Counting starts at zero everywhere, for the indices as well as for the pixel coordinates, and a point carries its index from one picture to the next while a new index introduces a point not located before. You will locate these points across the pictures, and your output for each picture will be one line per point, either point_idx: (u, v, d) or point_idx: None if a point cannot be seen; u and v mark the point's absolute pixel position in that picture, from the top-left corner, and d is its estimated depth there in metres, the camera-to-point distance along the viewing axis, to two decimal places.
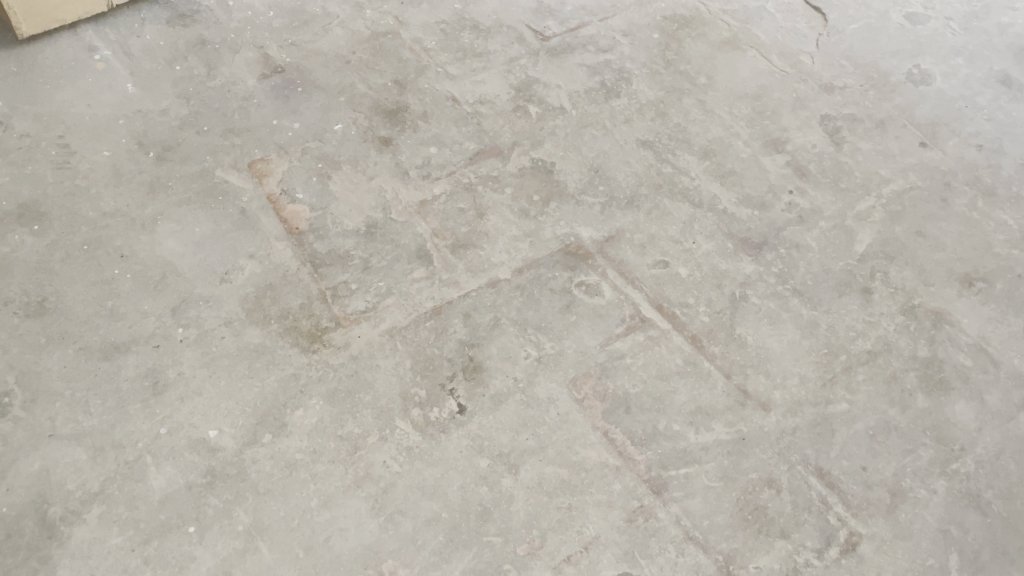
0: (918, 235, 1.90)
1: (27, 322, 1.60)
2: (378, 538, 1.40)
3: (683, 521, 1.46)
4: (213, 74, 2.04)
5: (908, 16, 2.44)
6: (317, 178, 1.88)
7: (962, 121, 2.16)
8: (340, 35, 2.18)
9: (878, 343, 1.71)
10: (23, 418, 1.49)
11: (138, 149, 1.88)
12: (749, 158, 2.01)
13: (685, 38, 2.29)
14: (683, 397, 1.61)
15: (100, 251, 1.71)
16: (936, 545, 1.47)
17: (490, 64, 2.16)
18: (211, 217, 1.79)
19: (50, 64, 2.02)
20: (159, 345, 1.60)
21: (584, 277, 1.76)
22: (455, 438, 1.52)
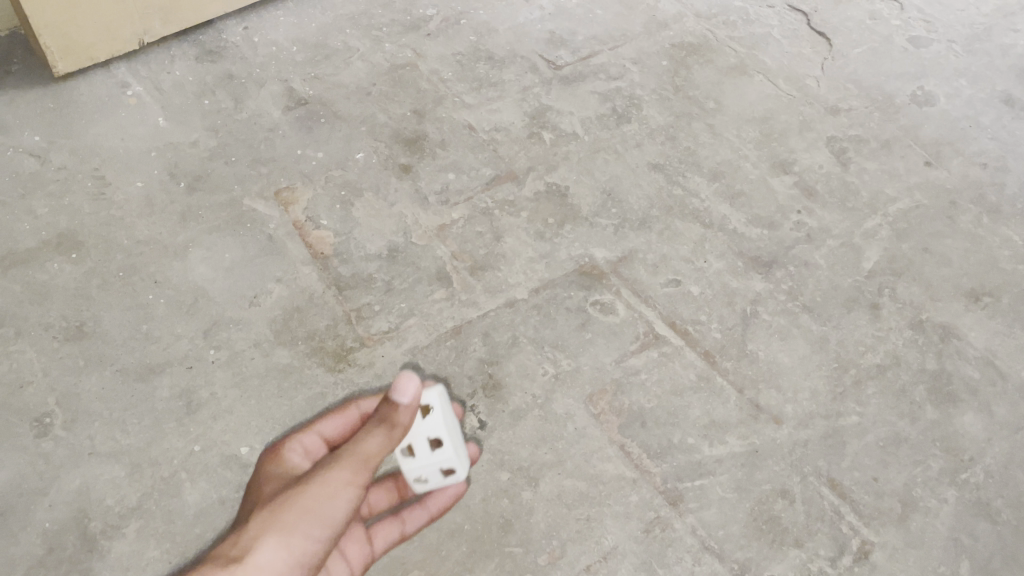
0: (925, 251, 1.95)
1: (67, 345, 1.68)
2: (404, 549, 1.46)
3: (699, 531, 1.51)
4: (240, 107, 2.13)
5: (912, 40, 2.50)
6: (341, 205, 1.95)
7: (966, 141, 2.22)
8: (361, 68, 2.27)
9: (887, 357, 1.76)
10: (64, 437, 1.56)
11: (170, 179, 1.97)
12: (758, 179, 2.07)
13: (694, 65, 2.36)
14: (696, 411, 1.66)
15: (135, 278, 1.79)
16: (947, 552, 1.51)
17: (504, 93, 2.24)
18: (239, 243, 1.87)
19: (85, 101, 2.12)
20: (192, 366, 1.67)
21: (599, 296, 1.82)
22: (476, 453, 1.58)
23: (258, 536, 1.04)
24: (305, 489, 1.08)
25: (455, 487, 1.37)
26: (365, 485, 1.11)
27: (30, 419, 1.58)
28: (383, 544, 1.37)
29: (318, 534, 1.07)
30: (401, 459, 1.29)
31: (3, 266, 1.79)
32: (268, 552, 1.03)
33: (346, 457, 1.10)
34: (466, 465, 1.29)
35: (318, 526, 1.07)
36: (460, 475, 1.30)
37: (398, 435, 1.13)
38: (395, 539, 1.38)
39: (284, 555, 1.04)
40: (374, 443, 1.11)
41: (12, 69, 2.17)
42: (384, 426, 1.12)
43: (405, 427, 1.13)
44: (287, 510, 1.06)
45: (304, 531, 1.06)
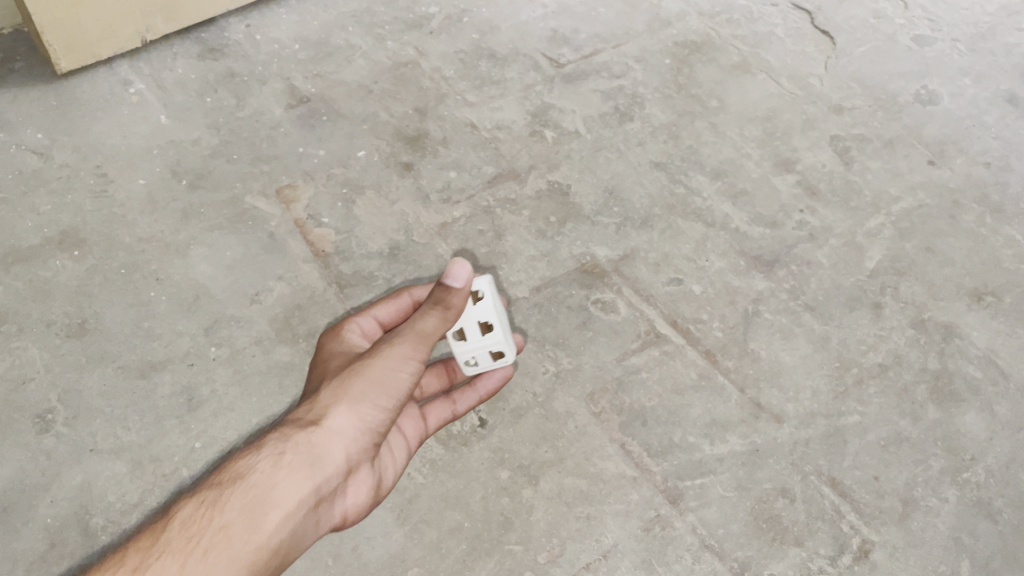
0: (927, 250, 1.95)
1: (69, 342, 1.68)
2: (404, 546, 1.46)
3: (699, 530, 1.51)
4: (242, 105, 2.13)
5: (916, 39, 2.49)
6: (342, 203, 1.95)
7: (970, 140, 2.21)
8: (363, 66, 2.27)
9: (889, 357, 1.75)
10: (65, 433, 1.57)
11: (172, 177, 1.97)
12: (760, 178, 2.07)
13: (697, 63, 2.36)
14: (697, 410, 1.65)
15: (137, 275, 1.79)
16: (948, 552, 1.50)
17: (507, 92, 2.23)
18: (241, 241, 1.87)
19: (87, 98, 2.12)
20: (193, 363, 1.67)
21: (600, 295, 1.82)
22: (476, 451, 1.58)
23: (329, 404, 1.13)
24: (366, 364, 1.16)
25: (502, 371, 1.46)
26: (423, 362, 1.18)
27: (32, 415, 1.58)
28: (438, 420, 1.46)
29: (383, 403, 1.16)
30: (451, 341, 1.33)
31: (5, 263, 1.79)
32: (339, 417, 1.13)
33: (404, 337, 1.16)
34: (513, 349, 1.32)
35: (382, 396, 1.15)
36: (507, 359, 1.34)
37: (452, 316, 1.18)
38: (448, 417, 1.47)
39: (354, 420, 1.14)
40: (429, 323, 1.16)
41: (15, 67, 2.18)
42: (439, 307, 1.17)
43: (459, 309, 1.18)
44: (353, 381, 1.15)
45: (371, 400, 1.14)
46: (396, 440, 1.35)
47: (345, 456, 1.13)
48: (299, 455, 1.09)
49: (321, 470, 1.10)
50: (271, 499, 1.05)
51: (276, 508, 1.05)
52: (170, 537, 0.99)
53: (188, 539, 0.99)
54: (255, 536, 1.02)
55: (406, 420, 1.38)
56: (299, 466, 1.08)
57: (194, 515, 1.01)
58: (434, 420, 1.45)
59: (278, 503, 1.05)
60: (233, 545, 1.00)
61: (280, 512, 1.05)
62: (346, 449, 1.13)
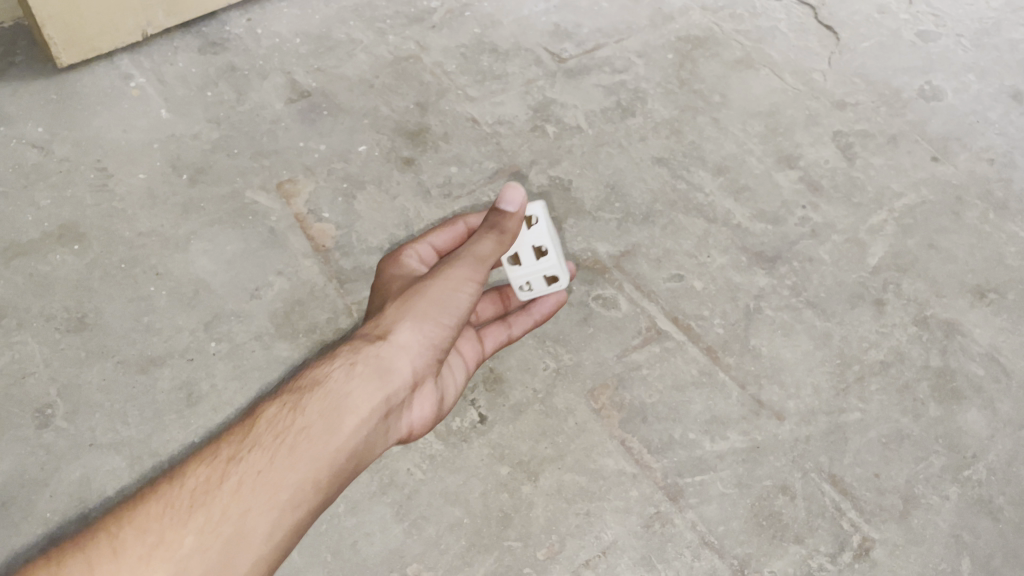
0: (930, 247, 1.94)
1: (68, 337, 1.68)
2: (403, 542, 1.46)
3: (699, 527, 1.51)
4: (243, 99, 2.13)
5: (920, 34, 2.48)
6: (343, 198, 1.95)
7: (973, 136, 2.20)
8: (364, 60, 2.26)
9: (891, 354, 1.75)
10: (65, 428, 1.56)
11: (172, 171, 1.96)
12: (762, 174, 2.06)
13: (699, 58, 2.35)
14: (698, 407, 1.65)
15: (137, 270, 1.79)
16: (948, 550, 1.50)
17: (508, 86, 2.22)
18: (241, 236, 1.86)
19: (88, 92, 2.12)
20: (193, 358, 1.67)
21: (601, 291, 1.81)
22: (476, 447, 1.57)
23: (394, 323, 1.35)
24: (428, 286, 1.38)
25: (554, 297, 1.67)
26: (479, 283, 1.40)
27: (31, 410, 1.58)
28: (494, 345, 1.64)
29: (443, 322, 1.37)
30: (509, 268, 1.53)
31: (5, 257, 1.79)
32: (404, 334, 1.34)
33: (462, 260, 1.38)
34: (566, 274, 1.52)
35: (443, 314, 1.37)
36: (562, 283, 1.54)
37: (507, 240, 1.39)
38: (504, 340, 1.65)
39: (417, 337, 1.35)
40: (486, 247, 1.38)
41: (16, 61, 2.17)
42: (494, 233, 1.38)
43: (513, 235, 1.40)
44: (415, 303, 1.36)
45: (432, 318, 1.36)
46: (455, 360, 1.55)
47: (410, 370, 1.34)
48: (369, 367, 1.30)
49: (389, 381, 1.31)
50: (346, 403, 1.26)
51: (350, 413, 1.25)
52: (258, 432, 1.20)
53: (275, 436, 1.19)
54: (333, 435, 1.22)
55: (464, 342, 1.57)
56: (370, 376, 1.29)
57: (280, 415, 1.22)
58: (490, 345, 1.63)
59: (353, 409, 1.26)
60: (315, 441, 1.20)
61: (354, 416, 1.26)
62: (410, 366, 1.34)
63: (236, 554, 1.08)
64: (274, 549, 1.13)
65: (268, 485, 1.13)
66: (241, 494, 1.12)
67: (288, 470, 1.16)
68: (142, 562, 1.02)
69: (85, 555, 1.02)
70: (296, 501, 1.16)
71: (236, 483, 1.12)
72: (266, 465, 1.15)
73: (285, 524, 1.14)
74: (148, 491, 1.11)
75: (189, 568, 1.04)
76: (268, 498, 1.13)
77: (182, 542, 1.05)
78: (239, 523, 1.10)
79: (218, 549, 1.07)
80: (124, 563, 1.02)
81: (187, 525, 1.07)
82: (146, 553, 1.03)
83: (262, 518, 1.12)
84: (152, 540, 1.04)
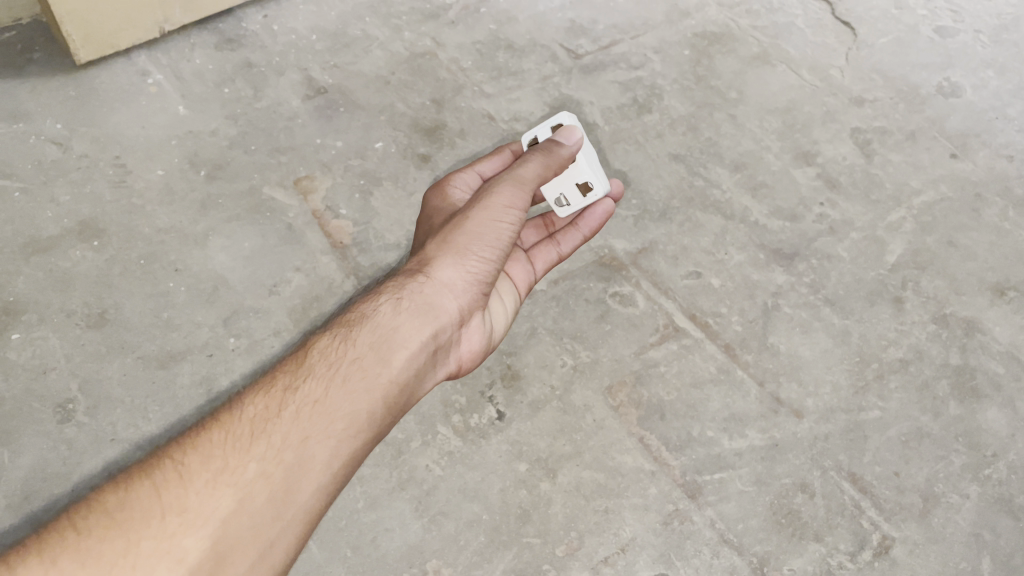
0: (950, 245, 1.93)
1: (89, 332, 1.69)
2: (422, 538, 1.47)
3: (718, 524, 1.51)
4: (260, 96, 2.13)
5: (938, 30, 2.47)
6: (360, 195, 1.95)
7: (993, 133, 2.19)
8: (380, 56, 2.26)
9: (910, 352, 1.74)
10: (86, 423, 1.58)
11: (190, 168, 1.97)
12: (779, 171, 2.05)
13: (716, 54, 2.34)
14: (716, 404, 1.65)
15: (156, 266, 1.80)
16: (968, 548, 1.50)
17: (524, 83, 2.22)
18: (259, 233, 1.87)
19: (106, 89, 2.13)
20: (212, 354, 1.68)
21: (618, 287, 1.81)
22: (494, 444, 1.58)
23: (437, 257, 1.31)
24: (471, 216, 1.33)
25: (602, 205, 1.55)
26: (522, 210, 1.36)
27: (52, 405, 1.59)
28: (544, 265, 1.58)
29: (488, 254, 1.33)
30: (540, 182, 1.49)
31: (25, 252, 1.79)
32: (449, 265, 1.31)
33: (505, 184, 1.34)
34: (599, 181, 1.46)
35: (489, 241, 1.33)
36: (598, 192, 1.48)
37: (555, 164, 1.38)
38: (554, 259, 1.58)
39: (464, 269, 1.31)
40: (529, 169, 1.35)
41: (34, 57, 2.17)
42: (540, 154, 1.36)
43: (557, 162, 1.37)
44: (460, 233, 1.33)
45: (478, 248, 1.32)
46: (506, 285, 1.50)
47: (458, 304, 1.30)
48: (415, 301, 1.27)
49: (437, 316, 1.27)
50: (395, 337, 1.23)
51: (400, 347, 1.22)
52: (311, 363, 1.16)
53: (328, 367, 1.16)
54: (385, 367, 1.20)
55: (514, 266, 1.52)
56: (418, 310, 1.26)
57: (330, 347, 1.19)
58: (542, 265, 1.57)
59: (403, 342, 1.23)
60: (367, 373, 1.18)
61: (405, 350, 1.23)
62: (457, 300, 1.30)
63: (300, 478, 1.05)
64: (335, 479, 1.08)
65: (325, 415, 1.10)
66: (300, 422, 1.08)
67: (344, 400, 1.13)
68: (209, 486, 0.98)
69: (153, 478, 0.98)
70: (354, 431, 1.13)
71: (295, 412, 1.09)
72: (322, 395, 1.12)
73: (343, 453, 1.10)
74: (207, 420, 1.08)
75: (256, 491, 1.00)
76: (325, 428, 1.10)
77: (246, 466, 1.02)
78: (299, 451, 1.06)
79: (281, 474, 1.03)
80: (193, 486, 0.98)
81: (250, 452, 1.03)
82: (212, 477, 0.99)
83: (321, 446, 1.08)
84: (218, 465, 1.01)
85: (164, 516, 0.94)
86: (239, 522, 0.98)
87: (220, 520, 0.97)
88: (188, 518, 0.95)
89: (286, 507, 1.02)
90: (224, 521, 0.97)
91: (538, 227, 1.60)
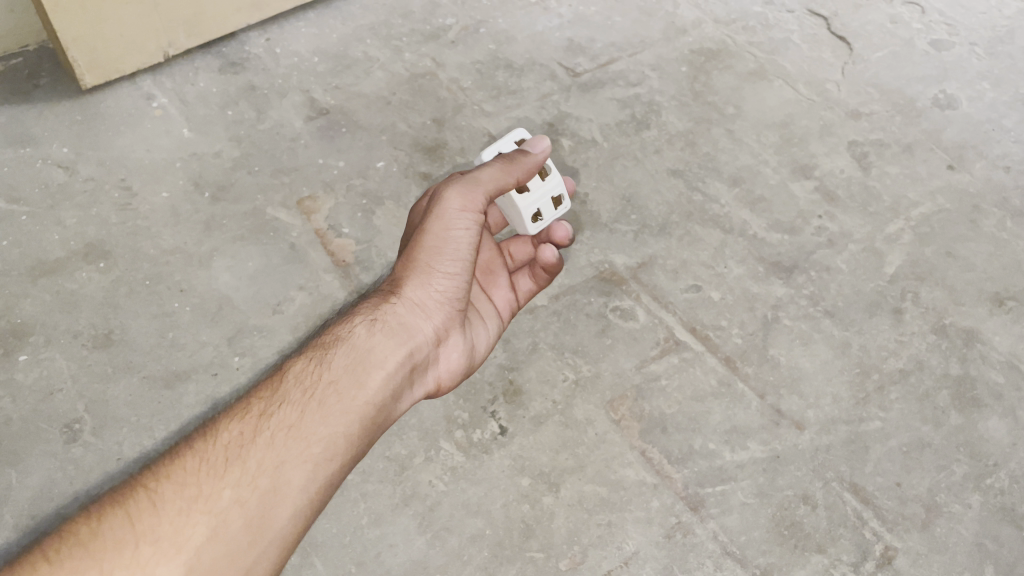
0: (948, 256, 1.94)
1: (95, 352, 1.71)
2: (426, 554, 1.47)
3: (721, 537, 1.51)
4: (263, 118, 2.16)
5: (933, 43, 2.49)
6: (362, 214, 1.97)
7: (989, 144, 2.21)
8: (381, 77, 2.29)
9: (910, 362, 1.75)
10: (92, 443, 1.59)
11: (194, 190, 2.00)
12: (777, 184, 2.06)
13: (713, 70, 2.36)
14: (717, 417, 1.65)
15: (161, 286, 1.82)
16: (972, 558, 1.50)
17: (524, 101, 2.25)
18: (263, 253, 1.89)
19: (111, 113, 2.16)
20: (217, 373, 1.70)
21: (618, 301, 1.82)
22: (497, 459, 1.59)
23: (406, 277, 1.32)
24: (426, 229, 1.32)
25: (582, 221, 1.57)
26: (477, 213, 1.34)
27: (59, 425, 1.61)
28: (527, 290, 1.57)
29: (451, 268, 1.32)
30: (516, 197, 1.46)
31: (32, 275, 1.82)
32: (420, 284, 1.31)
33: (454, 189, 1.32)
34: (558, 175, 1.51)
35: (453, 255, 1.32)
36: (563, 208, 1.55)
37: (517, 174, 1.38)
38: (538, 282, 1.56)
39: (433, 287, 1.31)
40: (485, 174, 1.34)
41: (41, 83, 2.21)
42: (502, 162, 1.36)
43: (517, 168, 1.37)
44: (418, 251, 1.32)
45: (442, 265, 1.31)
46: (489, 309, 1.48)
47: (432, 323, 1.31)
48: (389, 323, 1.28)
49: (411, 336, 1.29)
50: (369, 359, 1.24)
51: (374, 369, 1.23)
52: (286, 387, 1.17)
53: (303, 391, 1.17)
54: (360, 390, 1.20)
55: (496, 293, 1.51)
56: (391, 331, 1.27)
57: (305, 371, 1.20)
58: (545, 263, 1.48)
59: (378, 363, 1.24)
60: (342, 396, 1.18)
61: (380, 371, 1.24)
62: (430, 321, 1.31)
63: (274, 505, 1.06)
64: (312, 503, 1.10)
65: (300, 440, 1.12)
66: (275, 448, 1.10)
67: (319, 424, 1.14)
68: (183, 515, 1.00)
69: (127, 508, 0.99)
70: (329, 455, 1.14)
71: (269, 438, 1.10)
72: (298, 420, 1.13)
73: (320, 477, 1.12)
74: (181, 446, 1.09)
75: (229, 519, 1.02)
76: (301, 453, 1.11)
77: (220, 494, 1.04)
78: (274, 477, 1.08)
79: (255, 501, 1.05)
80: (167, 515, 1.00)
81: (224, 479, 1.05)
82: (187, 505, 1.01)
83: (296, 471, 1.10)
84: (192, 493, 1.02)
85: (138, 548, 0.96)
86: (213, 551, 1.00)
87: (193, 548, 0.99)
88: (161, 548, 0.97)
89: (260, 534, 1.04)
90: (198, 550, 0.99)
91: (529, 241, 1.55)
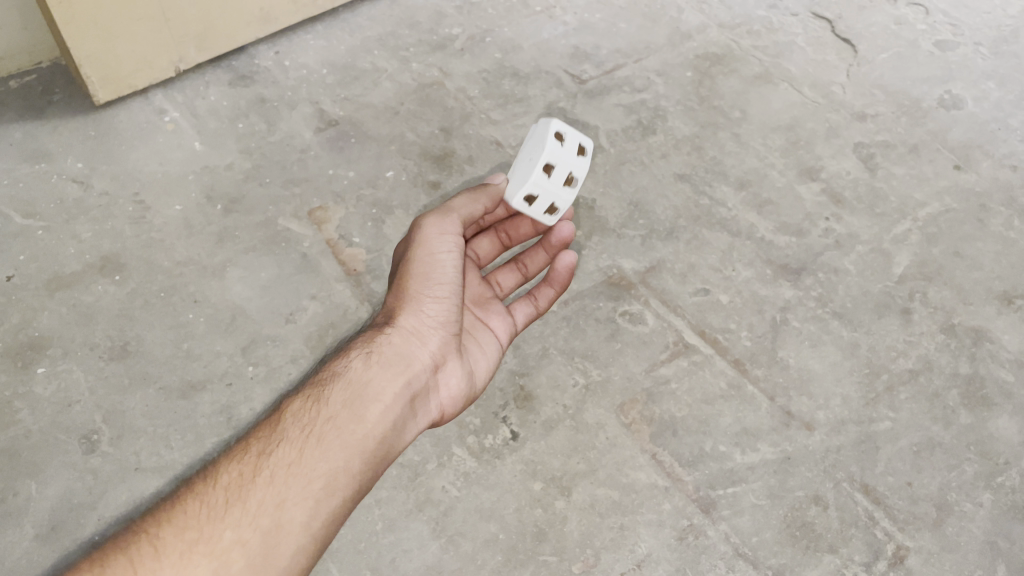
0: (956, 255, 1.95)
1: (112, 364, 1.74)
2: (440, 558, 1.49)
3: (733, 539, 1.52)
4: (273, 130, 2.19)
5: (938, 44, 2.50)
6: (371, 223, 2.00)
7: (996, 143, 2.21)
8: (389, 88, 2.32)
9: (919, 362, 1.75)
10: (111, 453, 1.62)
11: (207, 202, 2.02)
12: (784, 187, 2.08)
13: (718, 75, 2.38)
14: (728, 419, 1.67)
15: (175, 297, 1.85)
16: (984, 557, 1.51)
17: (530, 109, 2.27)
18: (275, 263, 1.92)
19: (124, 128, 2.19)
20: (231, 382, 1.72)
21: (627, 306, 1.84)
22: (509, 464, 1.60)
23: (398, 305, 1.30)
24: (415, 257, 1.33)
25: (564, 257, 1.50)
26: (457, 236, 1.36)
27: (78, 436, 1.64)
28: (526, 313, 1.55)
29: (443, 292, 1.31)
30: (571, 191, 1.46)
31: (49, 289, 1.85)
32: (413, 312, 1.30)
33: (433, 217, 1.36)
34: None
35: (436, 277, 1.32)
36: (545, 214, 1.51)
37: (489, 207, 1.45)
38: (534, 313, 1.54)
39: (427, 312, 1.30)
40: (460, 205, 1.40)
41: (55, 99, 2.24)
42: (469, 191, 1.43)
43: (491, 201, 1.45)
44: (411, 279, 1.32)
45: (434, 289, 1.31)
46: (489, 335, 1.46)
47: (428, 349, 1.29)
48: (384, 354, 1.25)
49: (407, 365, 1.26)
50: (368, 392, 1.20)
51: (372, 401, 1.20)
52: (285, 426, 1.14)
53: (301, 429, 1.13)
54: (360, 422, 1.17)
55: (494, 315, 1.48)
56: (386, 362, 1.24)
57: (303, 409, 1.16)
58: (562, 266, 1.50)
59: (376, 396, 1.20)
60: (341, 430, 1.15)
61: (379, 403, 1.20)
62: (427, 347, 1.29)
63: (276, 545, 1.03)
64: (317, 541, 1.07)
65: (300, 476, 1.08)
66: (275, 486, 1.06)
67: (318, 459, 1.10)
68: (182, 559, 0.98)
69: (127, 555, 0.96)
70: (331, 490, 1.10)
71: (268, 477, 1.07)
72: (297, 456, 1.10)
73: (322, 513, 1.08)
74: (180, 490, 1.06)
75: (229, 562, 1.00)
76: (300, 490, 1.07)
77: (220, 536, 1.01)
78: (275, 516, 1.04)
79: (257, 541, 1.02)
80: (166, 561, 0.97)
81: (224, 521, 1.02)
82: (186, 550, 0.98)
83: (297, 508, 1.06)
84: (192, 536, 1.00)
85: None
86: None
87: None
88: None
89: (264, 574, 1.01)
90: None
91: (516, 271, 1.58)
